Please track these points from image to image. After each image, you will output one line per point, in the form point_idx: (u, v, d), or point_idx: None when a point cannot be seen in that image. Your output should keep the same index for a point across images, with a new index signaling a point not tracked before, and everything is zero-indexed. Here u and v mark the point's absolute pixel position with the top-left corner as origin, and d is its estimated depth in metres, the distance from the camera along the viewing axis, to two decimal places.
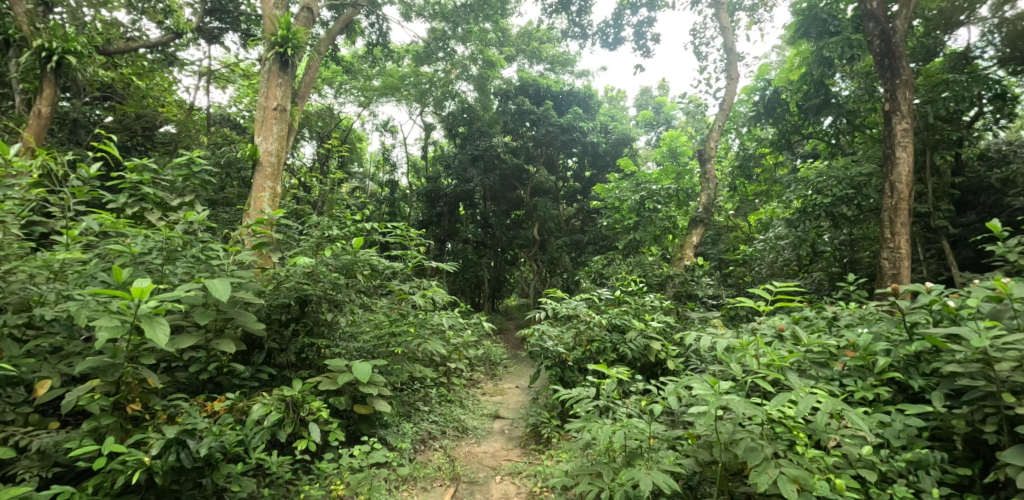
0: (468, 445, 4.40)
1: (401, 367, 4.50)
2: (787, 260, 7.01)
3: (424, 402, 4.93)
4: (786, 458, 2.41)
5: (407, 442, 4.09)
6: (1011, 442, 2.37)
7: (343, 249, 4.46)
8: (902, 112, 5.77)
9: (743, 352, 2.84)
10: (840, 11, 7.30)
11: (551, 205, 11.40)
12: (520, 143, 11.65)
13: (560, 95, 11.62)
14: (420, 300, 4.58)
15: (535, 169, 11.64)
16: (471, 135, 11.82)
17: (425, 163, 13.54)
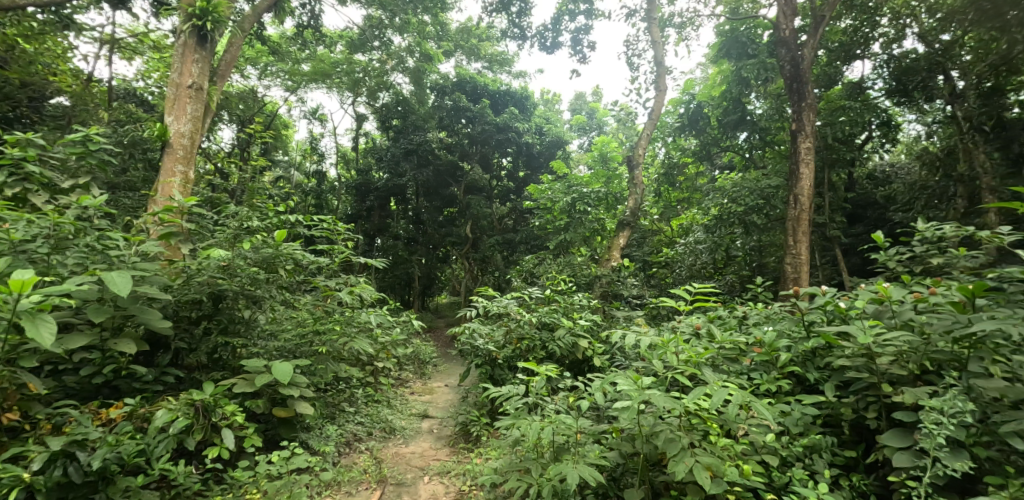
0: (395, 446, 4.33)
1: (326, 366, 4.34)
2: (704, 263, 7.43)
3: (349, 403, 4.80)
4: (701, 447, 2.56)
5: (330, 445, 3.96)
6: (889, 426, 2.64)
7: (264, 242, 4.25)
8: (806, 132, 6.28)
9: (664, 349, 2.99)
10: (758, 37, 8.24)
11: (484, 203, 11.42)
12: (455, 140, 11.62)
13: (497, 94, 11.68)
14: (346, 298, 4.45)
15: (469, 167, 11.66)
16: (405, 128, 11.65)
17: (356, 155, 13.17)
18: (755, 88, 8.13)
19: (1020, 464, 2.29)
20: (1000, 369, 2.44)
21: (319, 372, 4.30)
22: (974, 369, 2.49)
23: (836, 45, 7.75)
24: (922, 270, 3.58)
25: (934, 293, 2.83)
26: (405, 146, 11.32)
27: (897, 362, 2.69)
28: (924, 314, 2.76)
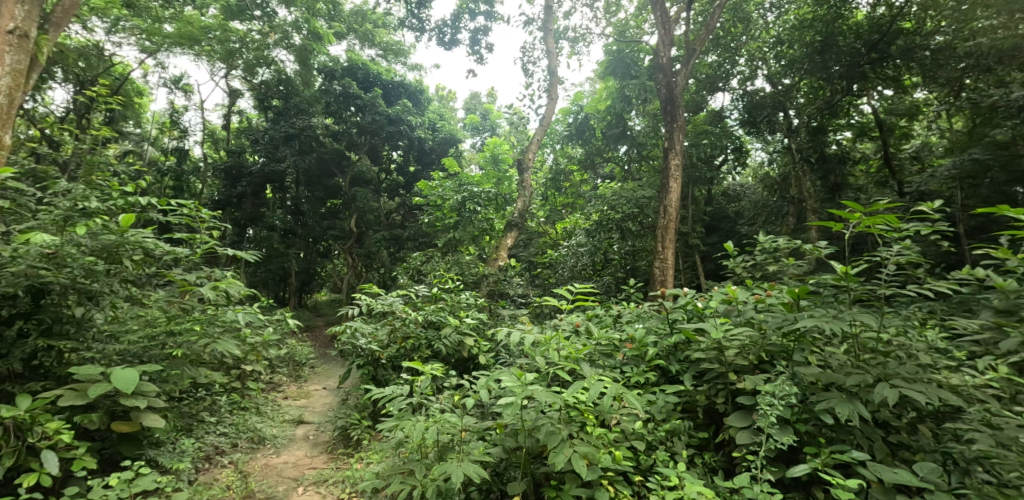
0: (265, 457, 4.08)
1: (180, 372, 3.93)
2: (584, 265, 7.84)
3: (210, 412, 4.41)
4: (578, 438, 2.71)
5: (186, 462, 3.63)
6: (734, 410, 2.98)
7: (102, 228, 3.74)
8: (675, 150, 6.88)
9: (546, 346, 3.17)
10: (641, 61, 8.76)
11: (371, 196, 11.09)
12: (343, 128, 11.17)
13: (390, 85, 11.37)
14: (209, 294, 4.03)
15: (357, 157, 11.31)
16: (286, 111, 10.94)
17: (226, 134, 12.07)
18: (635, 107, 8.78)
19: (830, 435, 2.69)
20: (816, 359, 2.86)
21: (172, 379, 3.98)
22: (798, 358, 2.88)
23: (703, 77, 9.07)
24: (763, 275, 4.08)
25: (770, 295, 3.23)
26: (286, 131, 10.61)
27: (741, 354, 3.04)
28: (761, 313, 3.15)
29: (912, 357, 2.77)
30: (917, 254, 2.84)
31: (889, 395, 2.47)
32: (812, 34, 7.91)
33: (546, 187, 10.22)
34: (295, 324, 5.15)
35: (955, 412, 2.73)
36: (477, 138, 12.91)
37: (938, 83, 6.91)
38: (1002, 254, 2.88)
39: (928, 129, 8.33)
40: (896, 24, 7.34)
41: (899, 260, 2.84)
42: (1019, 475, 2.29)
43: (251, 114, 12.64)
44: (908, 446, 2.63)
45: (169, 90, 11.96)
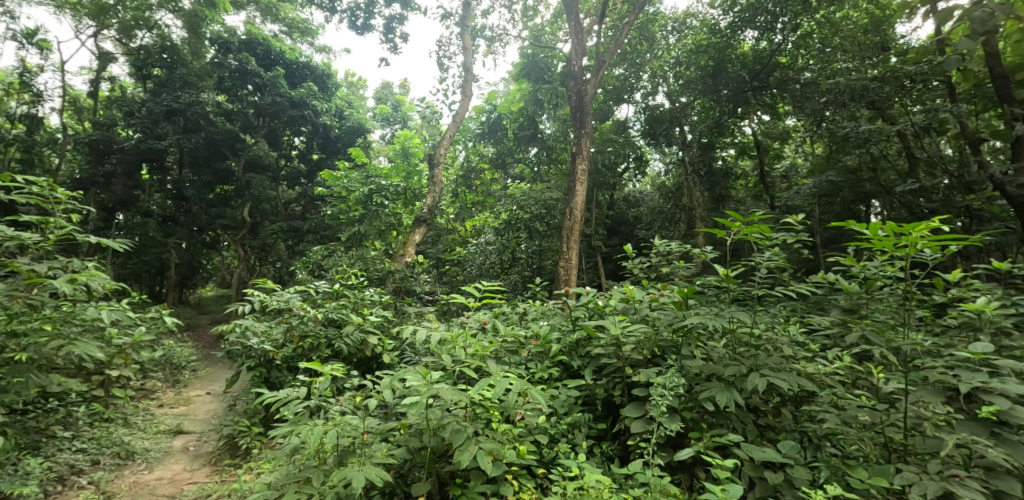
0: (135, 473, 3.73)
1: (25, 379, 3.55)
2: (492, 263, 7.89)
3: (64, 427, 3.96)
4: (483, 435, 2.74)
5: (32, 486, 3.30)
6: (629, 401, 3.15)
7: None
8: (582, 155, 7.16)
9: (452, 344, 3.17)
10: (554, 67, 9.09)
11: (268, 184, 10.44)
12: (238, 107, 10.46)
13: (294, 66, 10.78)
14: (64, 289, 3.62)
15: (253, 140, 10.63)
16: (169, 83, 9.75)
17: (93, 103, 10.68)
18: (547, 112, 9.26)
19: (711, 421, 2.93)
20: (700, 353, 3.10)
21: (14, 387, 3.51)
22: (685, 352, 3.10)
23: (611, 88, 10.16)
24: (656, 276, 4.36)
25: (662, 294, 3.47)
26: (168, 105, 9.39)
27: (636, 349, 3.22)
28: (655, 311, 3.38)
29: (778, 349, 3.09)
30: (784, 259, 3.17)
31: (759, 383, 2.73)
32: (706, 59, 8.89)
33: (457, 184, 10.01)
34: (172, 322, 4.74)
35: (810, 396, 3.08)
36: (387, 129, 12.58)
37: (807, 110, 7.85)
38: (848, 261, 3.30)
39: (797, 150, 9.42)
40: (775, 58, 8.37)
41: (770, 265, 3.16)
42: (857, 448, 2.67)
43: (125, 82, 11.03)
44: (774, 427, 2.94)
45: (19, 45, 10.39)
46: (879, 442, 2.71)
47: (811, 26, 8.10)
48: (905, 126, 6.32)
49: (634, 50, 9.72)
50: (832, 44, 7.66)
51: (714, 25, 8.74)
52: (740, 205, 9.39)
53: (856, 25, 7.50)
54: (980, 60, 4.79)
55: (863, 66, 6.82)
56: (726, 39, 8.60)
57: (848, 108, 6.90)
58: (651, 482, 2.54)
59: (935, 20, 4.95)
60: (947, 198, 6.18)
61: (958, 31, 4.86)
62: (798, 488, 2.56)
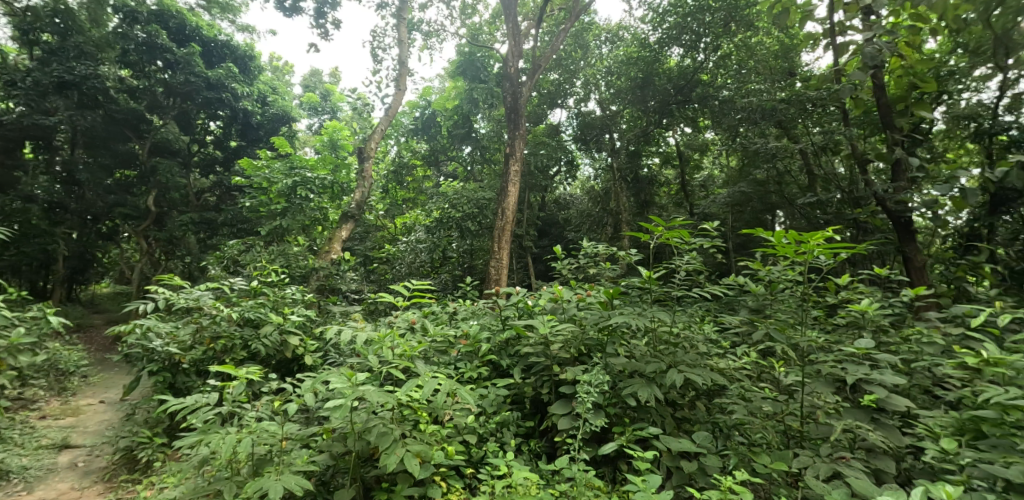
0: (11, 496, 3.37)
1: None
2: (422, 262, 7.78)
3: None
4: (411, 437, 2.70)
5: None
6: (556, 399, 3.21)
7: None
8: (515, 156, 7.23)
9: (379, 344, 3.10)
10: (490, 66, 9.06)
11: (176, 171, 9.81)
12: (143, 84, 9.65)
13: (212, 45, 10.17)
14: None
15: (161, 122, 9.91)
16: (61, 51, 8.65)
17: None
18: (482, 113, 9.36)
19: (633, 416, 3.05)
20: (623, 351, 3.21)
21: None
22: (609, 350, 3.20)
23: (546, 92, 10.36)
24: (584, 277, 4.48)
25: (590, 293, 3.57)
26: (59, 76, 8.43)
27: (564, 347, 3.30)
28: (582, 311, 3.47)
29: (694, 347, 3.26)
30: (701, 263, 3.35)
31: (677, 379, 2.85)
32: (636, 70, 9.49)
33: (388, 179, 9.69)
34: (57, 323, 4.33)
35: (721, 389, 3.28)
36: (314, 119, 12.17)
37: (724, 125, 8.42)
38: (756, 265, 3.54)
39: (714, 161, 10.06)
40: (697, 75, 9.15)
41: (688, 268, 3.32)
42: (761, 436, 2.85)
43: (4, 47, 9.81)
44: (689, 419, 3.10)
45: None
46: (779, 430, 2.91)
47: (729, 47, 8.72)
48: (806, 144, 6.93)
49: (569, 56, 10.05)
50: (747, 66, 8.08)
51: (644, 39, 9.40)
52: (662, 211, 9.94)
53: (767, 50, 7.95)
54: (869, 89, 5.36)
55: (774, 86, 7.33)
56: (654, 53, 9.31)
57: (760, 125, 7.35)
58: (577, 476, 2.59)
59: (833, 51, 5.41)
60: (841, 210, 6.82)
61: (853, 63, 5.32)
62: (710, 474, 2.70)
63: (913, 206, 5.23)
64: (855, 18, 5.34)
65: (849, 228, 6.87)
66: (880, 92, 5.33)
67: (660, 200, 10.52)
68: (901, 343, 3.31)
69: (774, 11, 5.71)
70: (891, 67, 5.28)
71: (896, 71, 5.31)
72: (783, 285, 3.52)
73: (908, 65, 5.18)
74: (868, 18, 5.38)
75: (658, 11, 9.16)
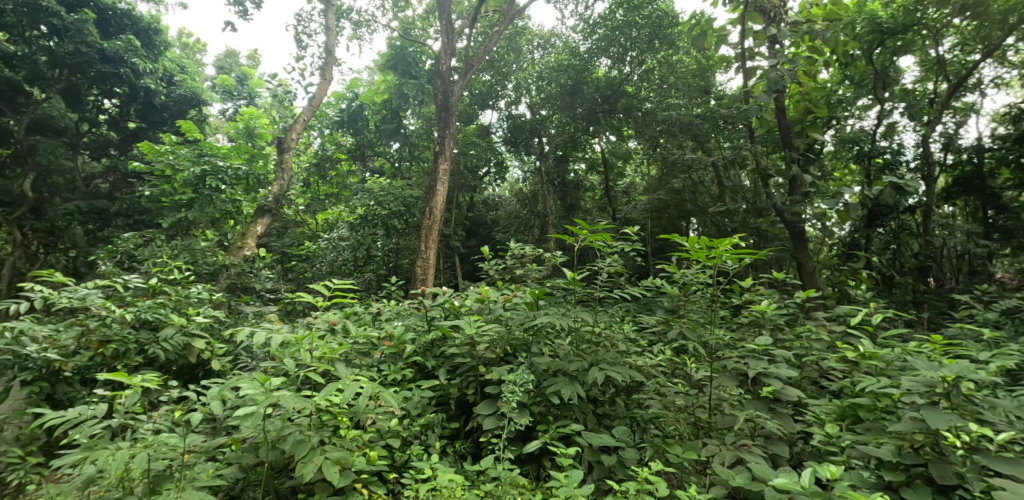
0: None
1: None
2: (345, 260, 7.52)
3: None
4: (330, 443, 2.59)
5: None
6: (482, 399, 3.20)
7: None
8: (444, 154, 7.16)
9: (296, 346, 2.96)
10: (421, 62, 9.00)
11: (61, 151, 8.98)
12: (23, 52, 8.51)
13: (109, 14, 9.15)
14: None
15: (43, 97, 8.89)
16: None
17: None
18: (411, 108, 9.22)
19: (556, 413, 3.10)
20: (548, 350, 3.25)
21: None
22: (534, 350, 3.24)
23: (478, 93, 10.40)
24: (511, 278, 4.50)
25: (516, 294, 3.60)
26: None
27: (490, 347, 3.30)
28: (508, 311, 3.49)
29: (614, 345, 3.36)
30: (622, 265, 3.46)
31: (598, 376, 2.92)
32: (566, 78, 9.74)
33: (309, 172, 9.28)
34: None
35: (639, 386, 3.40)
36: (229, 104, 11.33)
37: (646, 136, 8.85)
38: (671, 268, 3.71)
39: (636, 169, 10.54)
40: (622, 86, 9.49)
41: (611, 270, 3.42)
42: (675, 429, 2.98)
43: None
44: (609, 415, 3.20)
45: None
46: (691, 422, 3.05)
47: (653, 62, 9.18)
48: (718, 157, 7.47)
49: (502, 58, 10.13)
50: (668, 81, 8.86)
51: (575, 48, 9.71)
52: (586, 215, 10.27)
53: (686, 68, 8.71)
54: (773, 111, 5.89)
55: (690, 103, 8.04)
56: (584, 62, 9.59)
57: (677, 137, 7.99)
58: (501, 475, 2.59)
59: (742, 73, 5.83)
60: (746, 218, 7.35)
61: (760, 86, 5.75)
62: (628, 467, 2.79)
63: (806, 216, 5.74)
64: (763, 45, 5.78)
65: (754, 235, 7.40)
66: (781, 114, 5.89)
67: (585, 204, 10.85)
68: (795, 340, 3.61)
69: (692, 32, 6.07)
70: (790, 93, 5.91)
71: (795, 96, 5.96)
72: (695, 287, 3.71)
73: (806, 92, 5.83)
74: (774, 46, 5.81)
75: (587, 22, 9.45)
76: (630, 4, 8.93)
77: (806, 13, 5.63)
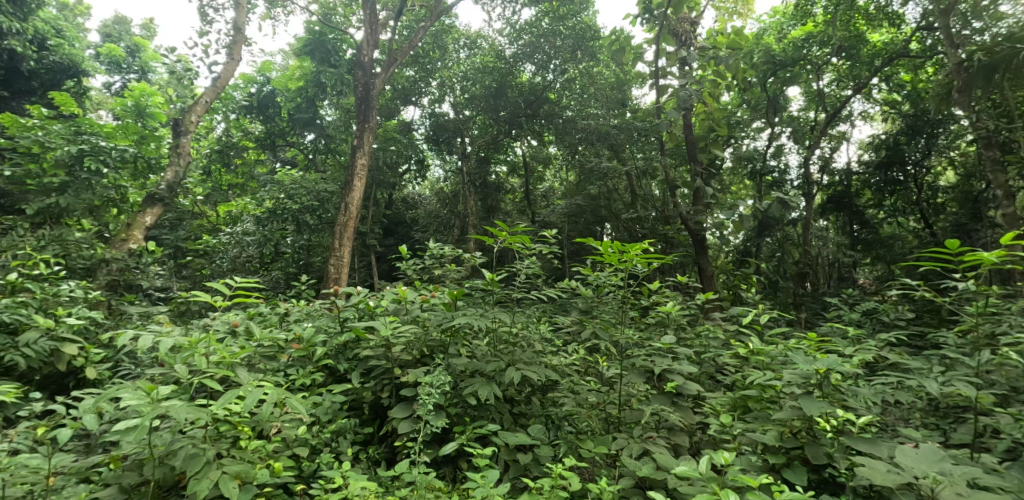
0: None
1: None
2: (249, 256, 7.04)
3: None
4: (228, 456, 2.41)
5: None
6: (397, 403, 3.12)
7: None
8: (363, 149, 6.96)
9: (190, 351, 2.72)
10: (341, 51, 8.62)
11: None
12: None
13: None
14: None
15: None
16: None
17: None
18: (328, 98, 8.87)
19: (473, 414, 3.08)
20: (465, 351, 3.22)
21: None
22: (452, 351, 3.20)
23: (400, 87, 10.09)
24: (428, 278, 4.42)
25: (434, 295, 3.54)
26: None
27: (406, 349, 3.22)
28: (425, 312, 3.43)
29: (531, 345, 3.39)
30: (540, 267, 3.50)
31: (514, 376, 2.93)
32: (490, 80, 9.84)
33: (211, 160, 8.49)
34: None
35: (553, 385, 3.46)
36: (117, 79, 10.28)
37: (565, 142, 9.12)
38: (586, 270, 3.81)
39: (555, 175, 10.86)
40: (545, 93, 9.80)
41: (529, 271, 3.44)
42: (587, 425, 3.05)
43: None
44: (525, 414, 3.23)
45: None
46: (603, 417, 3.14)
47: (575, 72, 9.48)
48: (632, 168, 7.89)
49: (427, 55, 9.91)
50: (588, 92, 8.90)
51: (501, 51, 9.92)
52: (506, 216, 10.41)
53: (605, 80, 8.97)
54: (680, 127, 6.28)
55: (608, 114, 8.38)
56: (508, 66, 9.80)
57: (595, 146, 8.27)
58: (417, 479, 2.53)
59: (655, 89, 6.15)
60: (655, 225, 7.78)
61: (670, 103, 6.09)
62: (543, 464, 2.82)
63: (708, 225, 6.15)
64: (674, 65, 6.12)
65: (662, 241, 7.84)
66: (688, 130, 6.29)
67: (505, 206, 11.00)
68: (696, 338, 3.84)
69: (611, 47, 6.33)
70: (696, 112, 6.33)
71: (700, 115, 6.36)
72: (608, 289, 3.84)
73: (709, 112, 6.29)
74: (684, 67, 6.17)
75: (515, 27, 9.82)
76: (556, 14, 9.33)
77: (712, 40, 6.09)
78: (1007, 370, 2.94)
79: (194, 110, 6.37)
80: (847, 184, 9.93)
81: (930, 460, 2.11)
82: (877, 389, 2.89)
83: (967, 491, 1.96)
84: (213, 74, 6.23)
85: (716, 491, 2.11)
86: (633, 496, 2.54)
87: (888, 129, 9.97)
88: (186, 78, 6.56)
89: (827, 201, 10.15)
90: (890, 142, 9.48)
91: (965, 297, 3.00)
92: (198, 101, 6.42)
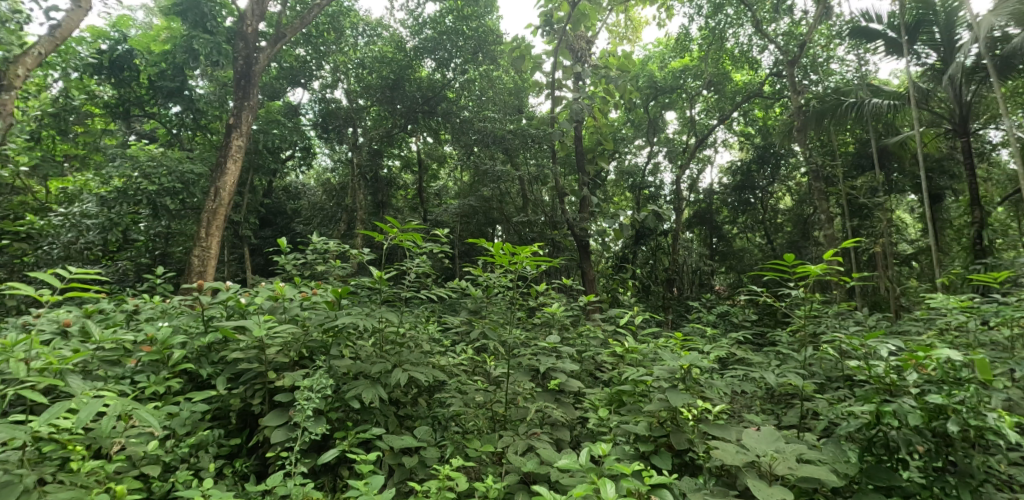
0: None
1: None
2: (90, 242, 5.98)
3: None
4: (54, 482, 2.09)
5: None
6: (269, 410, 2.89)
7: None
8: (241, 129, 6.44)
9: (5, 356, 2.30)
10: (219, 17, 7.66)
11: None
12: None
13: None
14: None
15: None
16: None
17: None
18: (200, 68, 8.10)
19: (356, 418, 2.93)
20: (348, 352, 3.04)
21: None
22: (334, 352, 3.00)
23: (287, 66, 9.47)
24: (309, 275, 4.15)
25: (315, 293, 3.34)
26: None
27: (282, 351, 2.98)
28: (305, 311, 3.20)
29: (418, 346, 3.29)
30: (430, 266, 3.39)
31: (399, 378, 2.81)
32: (388, 71, 9.62)
33: (43, 125, 6.94)
34: None
35: (440, 385, 3.42)
36: None
37: (460, 143, 9.16)
38: (477, 271, 3.79)
39: (448, 174, 10.93)
40: (443, 91, 9.84)
41: (419, 271, 3.31)
42: (473, 424, 3.03)
43: None
44: (411, 416, 3.13)
45: None
46: (489, 415, 3.12)
47: (474, 73, 9.65)
48: (524, 173, 8.13)
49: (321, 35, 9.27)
50: (486, 95, 9.11)
51: (401, 42, 9.75)
52: (396, 213, 10.27)
53: (503, 85, 9.06)
54: (572, 137, 6.59)
55: (504, 119, 8.50)
56: (407, 59, 9.69)
57: (490, 148, 8.35)
58: (291, 491, 2.33)
59: (550, 100, 6.34)
60: (543, 229, 7.94)
61: (564, 115, 6.33)
62: (428, 466, 2.75)
63: (591, 231, 6.45)
64: (568, 78, 6.35)
65: (549, 245, 8.17)
66: (579, 141, 6.63)
67: (395, 203, 10.85)
68: (577, 338, 4.02)
69: (512, 54, 6.41)
70: (586, 126, 6.67)
71: (589, 129, 6.71)
72: (496, 289, 3.87)
73: (598, 127, 6.68)
74: (578, 82, 6.43)
75: (417, 20, 9.71)
76: (460, 13, 9.46)
77: (603, 60, 6.42)
78: (826, 363, 3.41)
79: (20, 60, 4.86)
80: (709, 202, 11.09)
81: (767, 440, 2.36)
82: (728, 380, 3.19)
83: (795, 465, 2.23)
84: (52, 21, 5.18)
85: (593, 481, 2.17)
86: (517, 492, 2.55)
87: (744, 156, 11.26)
88: (13, 21, 5.24)
89: (693, 216, 11.15)
90: (744, 168, 10.76)
91: (795, 303, 3.44)
92: (29, 50, 4.94)
